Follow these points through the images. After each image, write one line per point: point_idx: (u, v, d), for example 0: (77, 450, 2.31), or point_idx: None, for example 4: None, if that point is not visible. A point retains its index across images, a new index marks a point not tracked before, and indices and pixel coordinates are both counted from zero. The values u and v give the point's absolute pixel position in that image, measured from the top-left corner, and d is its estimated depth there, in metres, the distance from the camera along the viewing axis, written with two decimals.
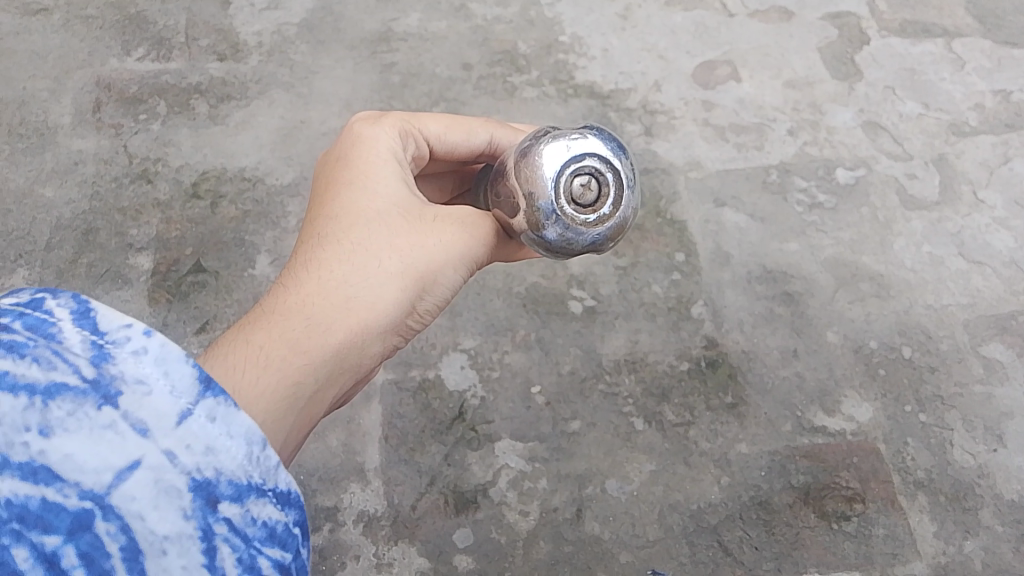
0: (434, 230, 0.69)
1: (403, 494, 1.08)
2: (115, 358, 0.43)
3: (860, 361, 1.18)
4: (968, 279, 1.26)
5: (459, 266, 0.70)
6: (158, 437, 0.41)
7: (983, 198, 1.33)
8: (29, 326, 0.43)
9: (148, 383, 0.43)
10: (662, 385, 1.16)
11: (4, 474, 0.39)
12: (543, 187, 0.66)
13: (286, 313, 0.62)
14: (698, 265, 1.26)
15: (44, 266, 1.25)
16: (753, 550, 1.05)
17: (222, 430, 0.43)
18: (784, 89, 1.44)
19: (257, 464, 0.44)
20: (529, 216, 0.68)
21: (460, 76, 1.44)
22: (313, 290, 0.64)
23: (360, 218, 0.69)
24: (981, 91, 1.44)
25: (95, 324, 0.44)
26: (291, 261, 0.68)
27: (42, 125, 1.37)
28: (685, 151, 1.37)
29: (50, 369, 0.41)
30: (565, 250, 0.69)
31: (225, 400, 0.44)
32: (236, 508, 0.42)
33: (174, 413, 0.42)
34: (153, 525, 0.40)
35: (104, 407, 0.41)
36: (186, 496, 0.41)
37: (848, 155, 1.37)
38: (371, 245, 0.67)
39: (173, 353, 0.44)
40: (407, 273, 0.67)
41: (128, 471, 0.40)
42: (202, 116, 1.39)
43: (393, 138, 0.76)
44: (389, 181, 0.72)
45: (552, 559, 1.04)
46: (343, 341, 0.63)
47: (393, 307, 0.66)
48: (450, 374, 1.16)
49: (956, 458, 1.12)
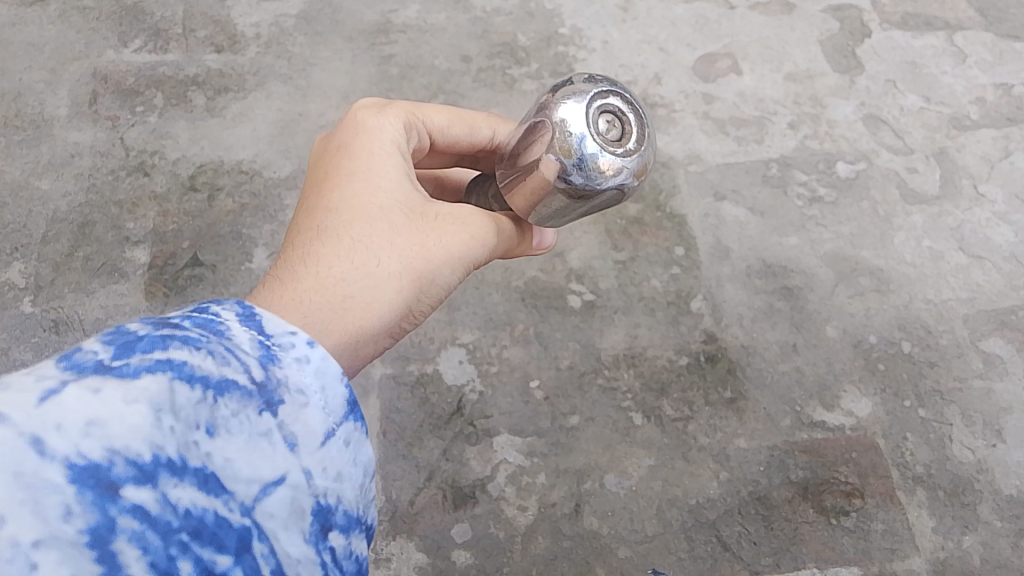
0: (440, 229, 0.69)
1: (401, 489, 1.08)
2: (281, 362, 0.45)
3: (860, 356, 1.18)
4: (968, 274, 1.25)
5: (459, 267, 0.70)
6: (303, 454, 0.44)
7: (983, 192, 1.33)
8: (199, 324, 0.44)
9: (306, 394, 0.45)
10: (661, 380, 1.16)
11: (184, 479, 0.38)
12: (567, 124, 0.61)
13: (284, 308, 0.59)
14: (697, 260, 1.25)
15: (40, 259, 1.24)
16: (751, 544, 1.05)
17: (352, 456, 0.47)
18: (784, 82, 1.43)
19: (363, 495, 0.49)
20: (556, 150, 0.62)
21: (459, 69, 1.43)
22: (310, 284, 0.62)
23: (366, 214, 0.68)
24: (982, 85, 1.44)
25: (260, 327, 0.47)
26: (289, 253, 0.66)
27: (38, 117, 1.37)
28: (685, 145, 1.37)
29: (224, 365, 0.42)
30: (591, 188, 0.63)
31: (361, 426, 0.48)
32: (343, 538, 0.46)
33: (321, 431, 0.45)
34: (286, 548, 0.42)
35: (264, 413, 0.43)
36: (309, 519, 0.44)
37: (849, 149, 1.37)
38: (374, 242, 0.66)
39: (332, 369, 0.47)
40: (410, 273, 0.66)
41: (274, 486, 0.42)
42: (198, 108, 1.38)
43: (397, 130, 0.75)
44: (395, 177, 0.71)
45: (550, 554, 1.04)
46: (339, 340, 0.61)
47: (392, 307, 0.65)
48: (448, 369, 1.15)
49: (955, 453, 1.11)
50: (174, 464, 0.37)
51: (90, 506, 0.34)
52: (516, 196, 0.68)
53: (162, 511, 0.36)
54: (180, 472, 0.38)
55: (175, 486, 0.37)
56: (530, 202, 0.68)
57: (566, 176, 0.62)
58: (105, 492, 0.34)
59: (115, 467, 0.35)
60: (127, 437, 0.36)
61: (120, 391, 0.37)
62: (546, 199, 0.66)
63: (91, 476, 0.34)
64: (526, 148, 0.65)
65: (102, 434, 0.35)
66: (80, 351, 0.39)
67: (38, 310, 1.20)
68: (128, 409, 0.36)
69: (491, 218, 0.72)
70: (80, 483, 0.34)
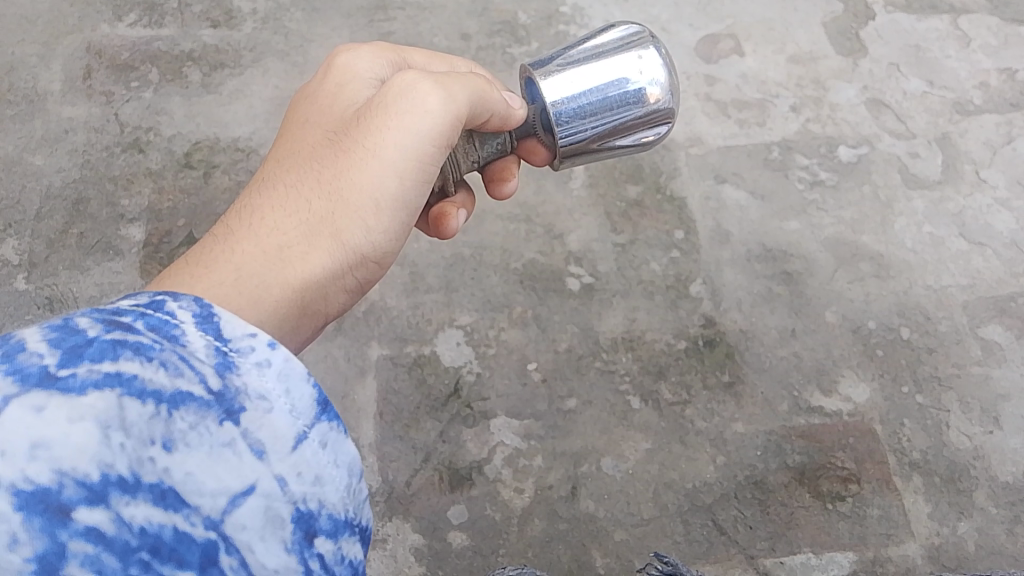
0: (372, 141, 0.64)
1: (398, 470, 1.08)
2: (240, 368, 0.40)
3: (858, 341, 1.18)
4: (968, 260, 1.25)
5: (401, 169, 0.65)
6: (273, 461, 0.41)
7: (984, 178, 1.32)
8: (152, 327, 0.40)
9: (270, 400, 0.41)
10: (659, 363, 1.15)
11: (136, 497, 0.37)
12: (654, 55, 0.73)
13: (213, 261, 0.55)
14: (697, 243, 1.25)
15: (34, 236, 1.23)
16: (746, 528, 1.06)
17: (331, 458, 0.43)
18: (787, 65, 1.42)
19: (352, 497, 0.44)
20: (642, 37, 0.73)
21: (459, 47, 1.41)
22: (242, 236, 0.58)
23: (307, 161, 0.65)
24: (987, 70, 1.42)
25: (218, 329, 0.41)
26: (230, 209, 0.63)
27: (31, 92, 1.35)
28: (686, 126, 1.35)
29: (177, 376, 0.39)
30: (662, 81, 0.73)
31: (337, 426, 0.43)
32: (330, 544, 0.43)
33: (292, 436, 0.41)
34: (262, 559, 0.41)
35: (225, 423, 0.39)
36: (288, 527, 0.41)
37: (851, 133, 1.35)
38: (308, 179, 0.63)
39: (297, 370, 0.42)
40: (342, 202, 0.62)
41: (243, 497, 0.40)
42: (194, 84, 1.36)
43: (363, 61, 0.72)
44: (342, 111, 0.68)
45: (546, 536, 1.04)
46: (280, 296, 0.56)
47: (332, 244, 0.61)
48: (446, 350, 1.15)
49: (952, 439, 1.11)
50: (125, 482, 0.37)
51: (38, 532, 0.34)
52: (576, 116, 0.72)
53: (116, 531, 0.36)
54: (132, 489, 0.37)
55: (127, 504, 0.37)
56: (594, 124, 0.72)
57: (650, 99, 0.72)
58: (55, 517, 0.35)
59: (65, 490, 0.35)
60: (74, 458, 0.35)
61: (63, 411, 0.35)
62: (609, 129, 0.73)
63: (40, 502, 0.34)
64: (602, 65, 0.72)
65: (48, 457, 0.35)
66: (24, 350, 0.36)
67: (32, 287, 1.19)
68: (72, 428, 0.35)
69: (428, 91, 0.65)
70: (28, 509, 0.34)
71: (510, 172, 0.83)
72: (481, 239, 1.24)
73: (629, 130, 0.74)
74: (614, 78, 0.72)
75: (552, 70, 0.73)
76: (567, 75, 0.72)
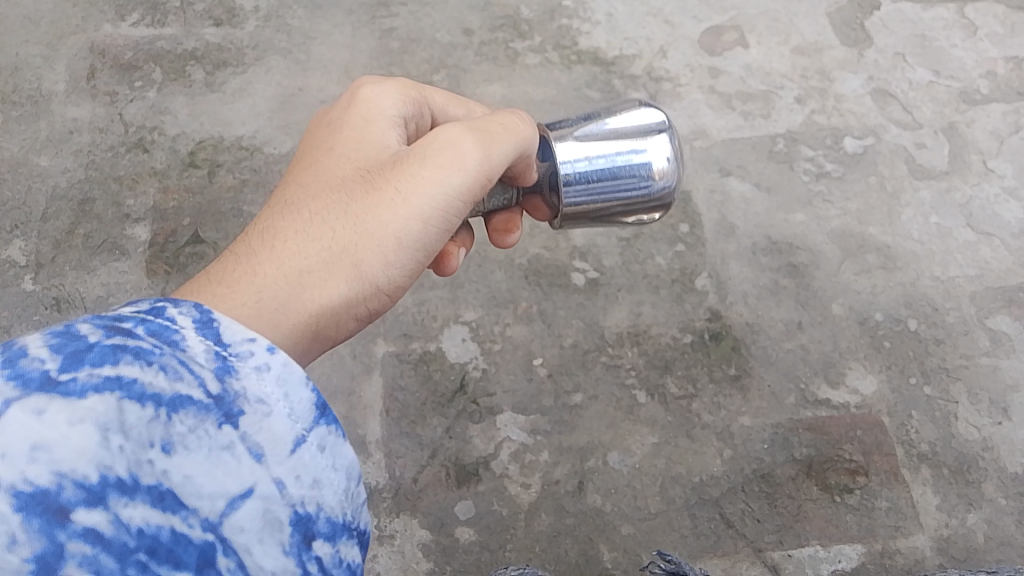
0: (399, 178, 0.64)
1: (405, 466, 1.08)
2: (239, 372, 0.41)
3: (865, 333, 1.17)
4: (976, 250, 1.24)
5: (428, 213, 0.64)
6: (272, 464, 0.41)
7: (992, 167, 1.31)
8: (152, 332, 0.40)
9: (269, 403, 0.41)
10: (665, 357, 1.15)
11: (134, 498, 0.37)
12: (666, 140, 0.74)
13: (235, 286, 0.55)
14: (702, 237, 1.24)
15: (41, 237, 1.23)
16: (754, 522, 1.05)
17: (329, 462, 0.43)
18: (792, 56, 1.41)
19: (350, 500, 0.45)
20: (659, 122, 0.74)
21: (461, 42, 1.41)
22: (264, 260, 0.58)
23: (330, 190, 0.64)
24: (993, 58, 1.41)
25: (218, 335, 0.42)
26: (249, 229, 0.62)
27: (35, 93, 1.35)
28: (690, 119, 1.35)
29: (177, 380, 0.39)
30: (672, 168, 0.74)
31: (336, 429, 0.44)
32: (328, 547, 0.43)
33: (289, 439, 0.42)
34: (260, 561, 0.40)
35: (224, 426, 0.40)
36: (287, 529, 0.41)
37: (857, 124, 1.35)
38: (331, 207, 0.63)
39: (295, 374, 0.42)
40: (366, 237, 0.61)
41: (241, 499, 0.40)
42: (198, 83, 1.36)
43: (391, 99, 0.72)
44: (367, 142, 0.68)
45: (553, 531, 1.04)
46: (297, 321, 0.56)
47: (351, 273, 0.60)
48: (451, 346, 1.15)
49: (961, 431, 1.11)
50: (124, 483, 0.37)
51: (37, 534, 0.34)
52: (582, 185, 0.72)
53: (115, 533, 0.36)
54: (131, 491, 0.37)
55: (126, 505, 0.36)
56: (596, 195, 0.73)
57: (654, 178, 0.73)
58: (54, 518, 0.34)
59: (64, 491, 0.35)
60: (74, 460, 0.35)
61: (64, 413, 0.36)
62: (610, 201, 0.73)
63: (39, 503, 0.34)
64: (615, 140, 0.72)
65: (48, 458, 0.35)
66: (25, 356, 0.37)
67: (39, 288, 1.19)
68: (72, 431, 0.35)
69: (468, 145, 0.65)
70: (27, 511, 0.34)
71: (515, 224, 0.83)
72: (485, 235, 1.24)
73: (629, 207, 0.75)
74: (625, 154, 0.72)
75: (565, 135, 0.73)
76: (581, 144, 0.72)
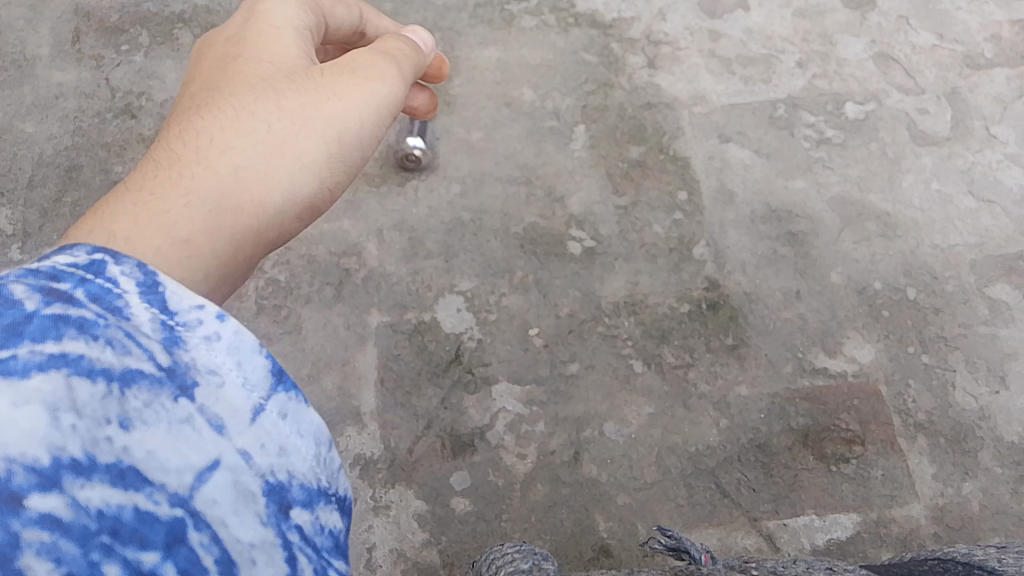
0: (330, 84, 0.69)
1: (400, 437, 1.07)
2: (188, 343, 0.39)
3: (864, 303, 1.16)
4: (977, 218, 1.22)
5: (363, 117, 0.70)
6: (234, 435, 0.39)
7: (995, 133, 1.29)
8: (93, 296, 0.37)
9: (222, 374, 0.39)
10: (662, 327, 1.14)
11: (92, 479, 0.33)
12: None
13: (165, 186, 0.54)
14: (700, 205, 1.22)
15: (27, 205, 1.21)
16: (749, 491, 1.05)
17: (293, 428, 0.41)
18: (794, 19, 1.38)
19: (323, 466, 0.43)
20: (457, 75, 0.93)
21: (455, 5, 1.38)
22: (195, 161, 0.58)
23: (248, 101, 0.65)
24: (999, 22, 1.38)
25: (164, 301, 0.39)
26: (161, 144, 0.61)
27: (19, 57, 1.32)
28: (689, 84, 1.32)
29: (126, 354, 0.36)
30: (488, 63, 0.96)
31: (297, 397, 0.42)
32: (308, 514, 0.41)
33: (249, 409, 0.40)
34: (236, 534, 0.38)
35: (181, 400, 0.38)
36: (261, 500, 0.39)
37: (858, 89, 1.32)
38: (258, 108, 0.65)
39: (247, 343, 0.40)
40: (305, 135, 0.65)
41: (208, 472, 0.38)
42: (185, 47, 1.33)
43: (285, 13, 0.73)
44: (278, 54, 0.70)
45: (549, 501, 1.04)
46: (244, 214, 0.58)
47: (291, 169, 0.63)
48: (446, 316, 1.14)
49: (958, 400, 1.11)
50: (79, 464, 0.33)
51: None
52: None
53: (74, 516, 0.32)
54: (88, 472, 0.33)
55: (83, 487, 0.33)
56: None
57: None
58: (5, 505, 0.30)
59: (14, 477, 0.31)
60: (21, 443, 0.31)
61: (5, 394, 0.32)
62: None
63: None
64: None
65: None
66: None
67: (26, 257, 1.17)
68: (18, 413, 0.32)
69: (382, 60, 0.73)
70: None
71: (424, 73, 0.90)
72: (480, 203, 1.22)
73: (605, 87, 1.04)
74: None
75: None
76: None
